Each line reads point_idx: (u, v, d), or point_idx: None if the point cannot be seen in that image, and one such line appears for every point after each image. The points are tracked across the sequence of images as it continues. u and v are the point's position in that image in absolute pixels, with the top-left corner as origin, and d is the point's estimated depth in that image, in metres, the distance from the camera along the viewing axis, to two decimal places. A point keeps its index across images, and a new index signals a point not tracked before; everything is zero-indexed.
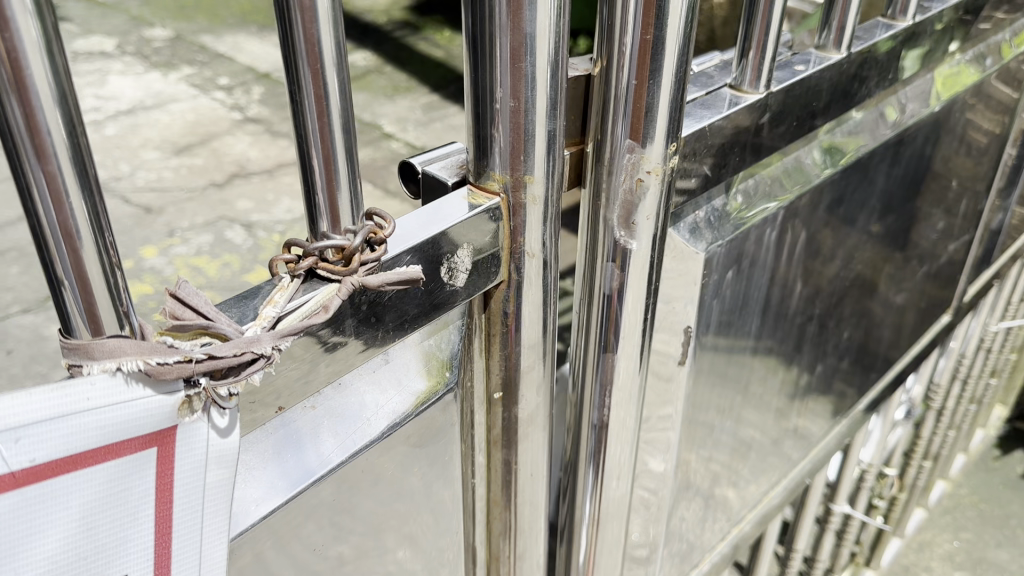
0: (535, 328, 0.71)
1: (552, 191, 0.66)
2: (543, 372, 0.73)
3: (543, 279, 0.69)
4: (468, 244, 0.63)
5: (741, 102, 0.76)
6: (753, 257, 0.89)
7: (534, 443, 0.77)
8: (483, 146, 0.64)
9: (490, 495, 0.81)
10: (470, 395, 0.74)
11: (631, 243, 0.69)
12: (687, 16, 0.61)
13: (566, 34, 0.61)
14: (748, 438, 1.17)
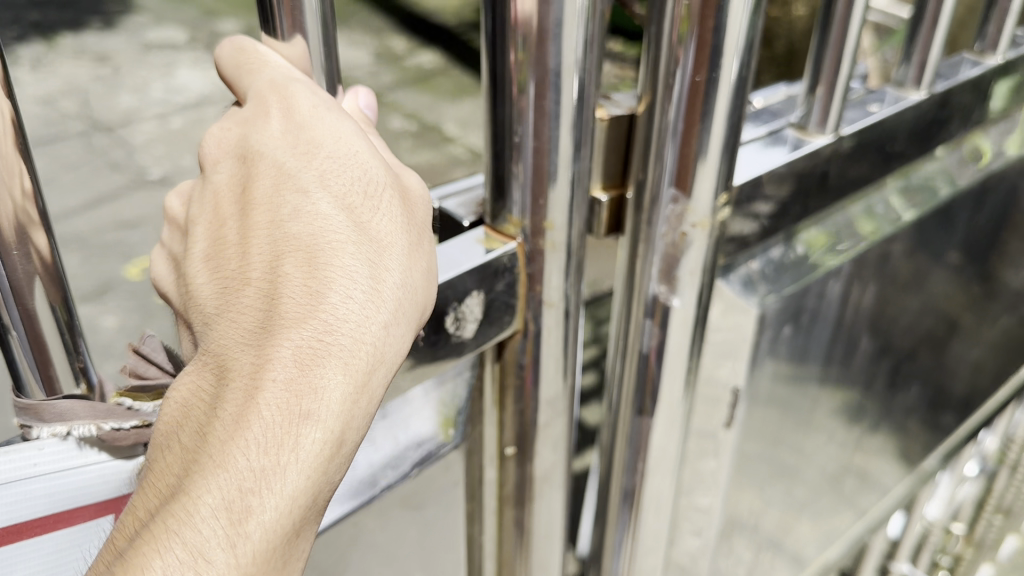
0: (554, 383, 0.64)
1: (574, 236, 0.59)
2: (562, 428, 0.67)
3: (564, 329, 0.62)
4: (478, 293, 0.56)
5: (807, 143, 0.69)
6: (814, 312, 0.80)
7: (552, 504, 0.70)
8: (500, 184, 0.57)
9: (499, 554, 0.75)
10: (479, 448, 0.69)
11: (673, 300, 0.62)
12: (744, 56, 0.54)
13: (595, 68, 0.54)
14: (804, 498, 1.08)
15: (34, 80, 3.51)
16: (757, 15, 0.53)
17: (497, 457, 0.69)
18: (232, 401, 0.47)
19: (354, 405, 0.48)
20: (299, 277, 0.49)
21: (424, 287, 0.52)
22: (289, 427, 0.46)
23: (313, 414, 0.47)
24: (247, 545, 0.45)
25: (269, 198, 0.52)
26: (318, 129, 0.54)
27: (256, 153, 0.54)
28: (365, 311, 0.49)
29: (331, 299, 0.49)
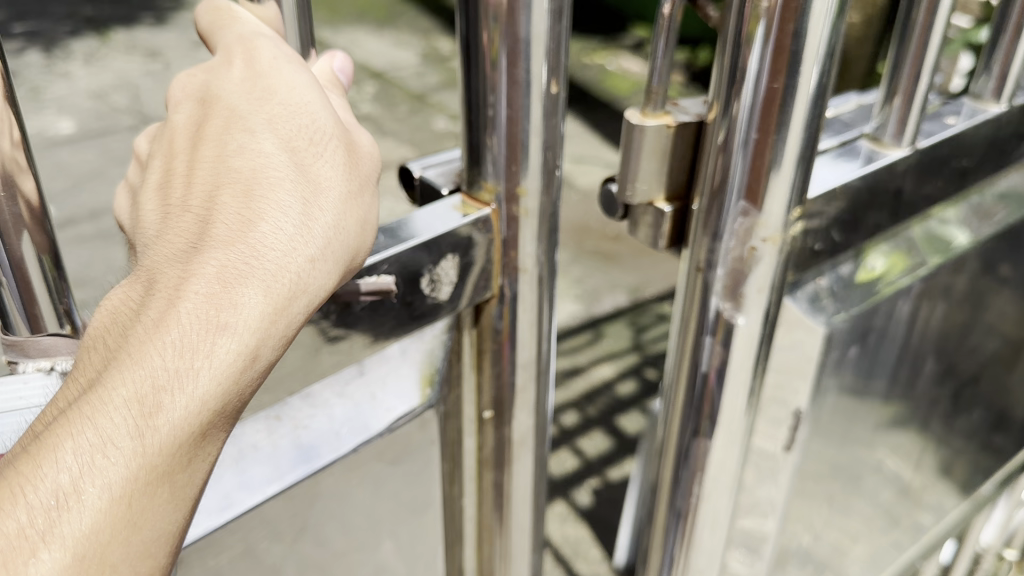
0: (530, 343, 0.63)
1: (549, 202, 0.59)
2: (537, 394, 0.66)
3: (539, 295, 0.62)
4: (454, 255, 0.56)
5: (881, 157, 0.65)
6: (881, 332, 0.76)
7: (528, 469, 0.69)
8: (475, 152, 0.57)
9: (480, 517, 0.72)
10: (458, 414, 0.67)
11: (738, 318, 0.59)
12: (823, 67, 0.51)
13: (566, 34, 0.54)
14: (858, 525, 1.04)
15: (87, 75, 3.57)
16: (841, 20, 0.50)
17: (475, 421, 0.67)
18: (151, 308, 0.42)
19: (274, 327, 0.44)
20: (234, 202, 0.46)
21: (356, 240, 0.48)
22: (207, 337, 0.42)
23: (231, 328, 0.43)
24: (152, 443, 0.40)
25: (219, 135, 0.48)
26: (278, 75, 0.50)
27: (214, 94, 0.50)
28: (298, 242, 0.45)
29: (265, 223, 0.45)
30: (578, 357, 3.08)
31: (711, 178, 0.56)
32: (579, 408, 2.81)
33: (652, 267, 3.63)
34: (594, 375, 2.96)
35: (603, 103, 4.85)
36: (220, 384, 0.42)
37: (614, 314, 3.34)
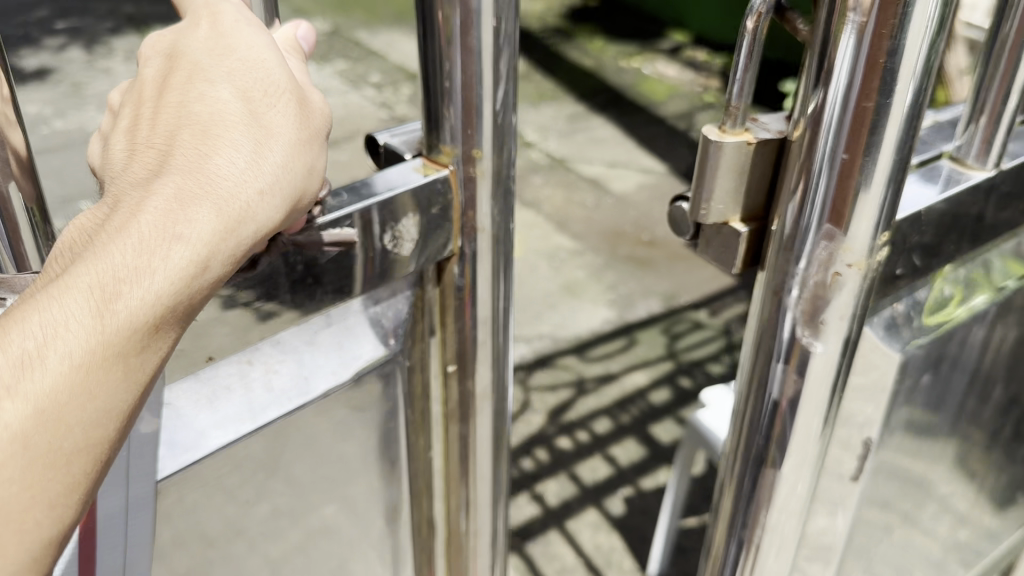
0: (485, 271, 0.87)
1: (497, 163, 0.82)
2: (490, 298, 0.89)
3: (492, 246, 0.86)
4: (411, 216, 0.80)
5: (969, 177, 0.81)
6: (952, 358, 0.90)
7: (485, 375, 0.92)
8: (438, 124, 0.81)
9: (445, 413, 0.96)
10: (426, 337, 0.91)
11: (815, 345, 0.76)
12: (913, 94, 0.67)
13: (511, 34, 0.78)
14: (901, 543, 1.04)
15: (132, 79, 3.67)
16: (936, 45, 0.66)
17: (441, 332, 0.91)
18: (121, 219, 0.60)
19: (222, 241, 0.62)
20: (192, 140, 0.63)
21: (294, 178, 0.66)
22: (163, 243, 0.60)
23: (183, 238, 0.60)
24: (141, 299, 0.59)
25: (183, 85, 0.65)
26: (237, 37, 0.67)
27: (182, 51, 0.67)
28: (246, 179, 0.63)
29: (220, 158, 0.63)
30: (611, 364, 3.06)
31: (794, 188, 0.72)
32: (612, 416, 2.83)
33: (686, 273, 3.61)
34: (627, 382, 2.96)
35: (640, 107, 4.83)
36: (192, 267, 0.61)
37: (648, 320, 3.32)
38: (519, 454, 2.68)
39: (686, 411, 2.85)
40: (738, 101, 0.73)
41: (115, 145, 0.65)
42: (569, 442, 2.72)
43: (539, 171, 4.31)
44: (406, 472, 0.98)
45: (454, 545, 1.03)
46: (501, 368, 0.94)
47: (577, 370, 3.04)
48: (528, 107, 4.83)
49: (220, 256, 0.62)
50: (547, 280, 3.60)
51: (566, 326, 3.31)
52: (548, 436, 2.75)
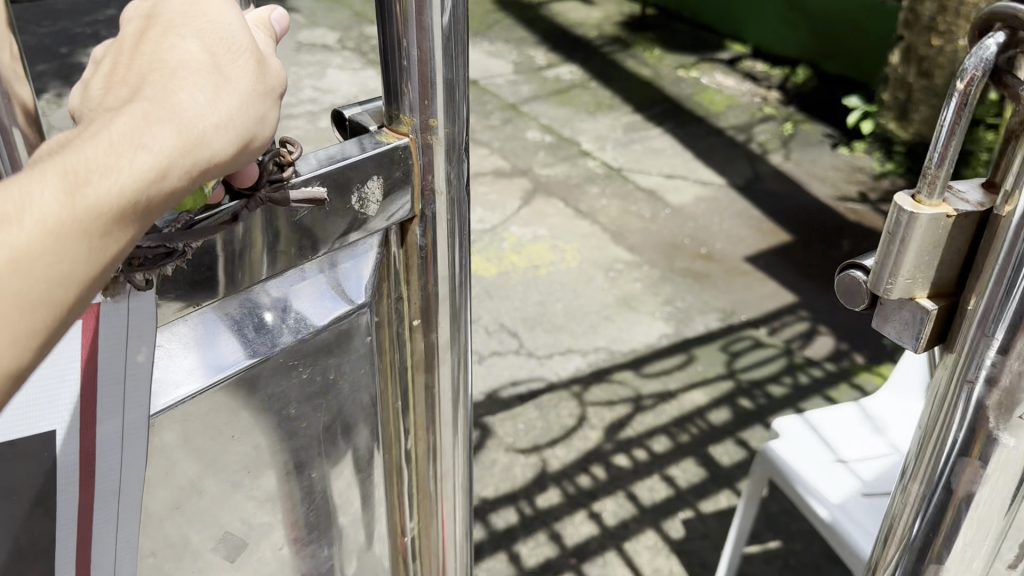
0: (445, 238, 0.87)
1: (453, 132, 0.83)
2: (450, 256, 0.89)
3: (451, 212, 0.87)
4: (377, 178, 0.80)
5: None
6: None
7: (447, 327, 0.92)
8: (395, 94, 0.80)
9: (412, 363, 0.93)
10: (390, 288, 0.89)
11: (1003, 436, 0.83)
12: None
13: (460, 9, 0.79)
14: None
15: None
16: None
17: (405, 284, 0.89)
18: (78, 131, 0.54)
19: (178, 160, 0.55)
20: (161, 76, 0.58)
21: (251, 125, 0.60)
22: (121, 150, 0.53)
23: (143, 149, 0.54)
24: (83, 202, 0.51)
25: (157, 35, 0.61)
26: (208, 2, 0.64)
27: (158, 9, 0.63)
28: (209, 110, 0.58)
29: (185, 90, 0.57)
30: (669, 381, 3.01)
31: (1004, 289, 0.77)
32: (670, 434, 2.81)
33: (745, 290, 3.56)
34: (686, 401, 2.93)
35: (698, 118, 4.78)
36: (143, 176, 0.53)
37: (706, 336, 3.28)
38: (577, 471, 2.68)
39: (746, 433, 2.82)
40: (938, 171, 0.77)
41: (81, 93, 0.60)
42: (627, 460, 2.70)
43: (595, 181, 4.27)
44: (375, 421, 0.95)
45: (423, 489, 1.02)
46: (463, 319, 0.94)
47: (634, 386, 3.00)
48: (585, 116, 4.81)
49: (178, 179, 0.56)
50: (602, 292, 3.56)
51: (622, 340, 3.28)
52: (605, 453, 2.74)
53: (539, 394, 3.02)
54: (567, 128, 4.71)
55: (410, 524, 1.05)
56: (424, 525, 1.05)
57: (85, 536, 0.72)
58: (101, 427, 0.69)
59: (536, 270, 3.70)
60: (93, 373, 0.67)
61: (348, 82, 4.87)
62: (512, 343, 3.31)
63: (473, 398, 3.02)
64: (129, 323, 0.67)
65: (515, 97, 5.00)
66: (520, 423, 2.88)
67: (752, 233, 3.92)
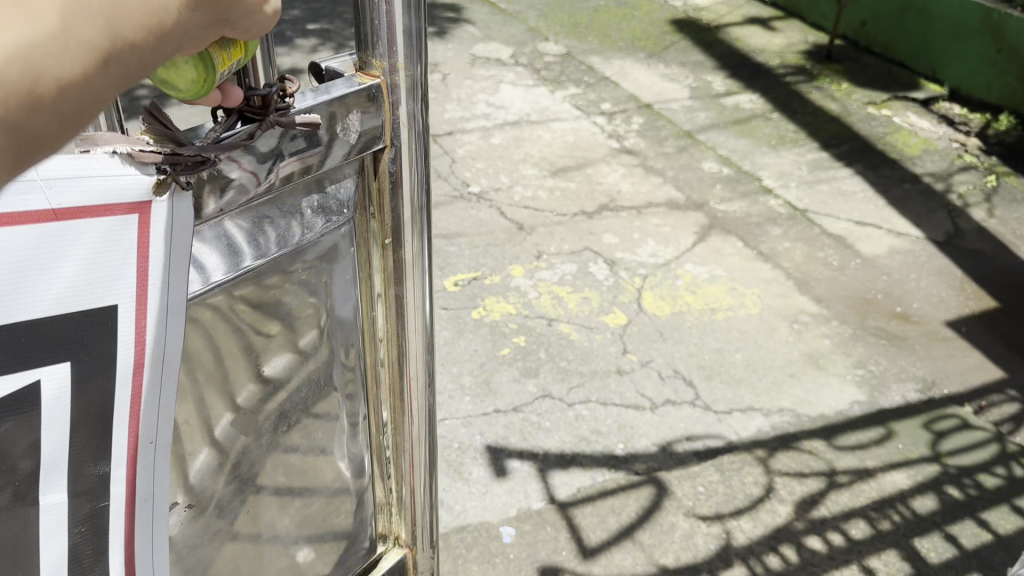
0: (410, 164, 1.10)
1: (416, 74, 1.04)
2: (413, 178, 1.11)
3: (415, 141, 1.09)
4: (357, 113, 1.01)
5: None
6: None
7: (414, 245, 1.16)
8: (369, 46, 1.02)
9: (383, 278, 1.19)
10: (369, 225, 1.14)
11: None
12: None
13: None
14: None
15: None
16: None
17: (374, 218, 1.14)
18: None
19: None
20: None
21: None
22: None
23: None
24: None
25: None
26: None
27: None
28: None
29: None
30: (865, 458, 2.81)
31: None
32: (868, 520, 2.60)
33: (947, 359, 3.27)
34: (886, 483, 2.73)
35: (890, 161, 4.46)
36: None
37: (905, 409, 3.01)
38: (765, 550, 2.50)
39: (956, 527, 2.59)
40: None
41: None
42: (821, 544, 2.51)
43: (777, 221, 4.01)
44: (355, 322, 1.20)
45: (395, 389, 1.29)
46: (425, 241, 1.18)
47: (827, 459, 2.80)
48: (766, 150, 4.56)
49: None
50: (786, 345, 3.29)
51: (811, 403, 3.02)
52: (796, 532, 2.55)
53: (720, 454, 2.81)
54: (746, 161, 4.46)
55: (386, 422, 1.33)
56: (397, 416, 1.32)
57: (136, 395, 0.89)
58: (152, 303, 0.86)
59: (714, 313, 3.44)
60: (147, 259, 0.84)
61: (521, 99, 4.95)
62: (687, 393, 3.06)
63: (646, 449, 2.83)
64: (172, 220, 0.85)
65: (691, 124, 4.78)
66: (699, 485, 2.69)
67: (953, 295, 3.61)
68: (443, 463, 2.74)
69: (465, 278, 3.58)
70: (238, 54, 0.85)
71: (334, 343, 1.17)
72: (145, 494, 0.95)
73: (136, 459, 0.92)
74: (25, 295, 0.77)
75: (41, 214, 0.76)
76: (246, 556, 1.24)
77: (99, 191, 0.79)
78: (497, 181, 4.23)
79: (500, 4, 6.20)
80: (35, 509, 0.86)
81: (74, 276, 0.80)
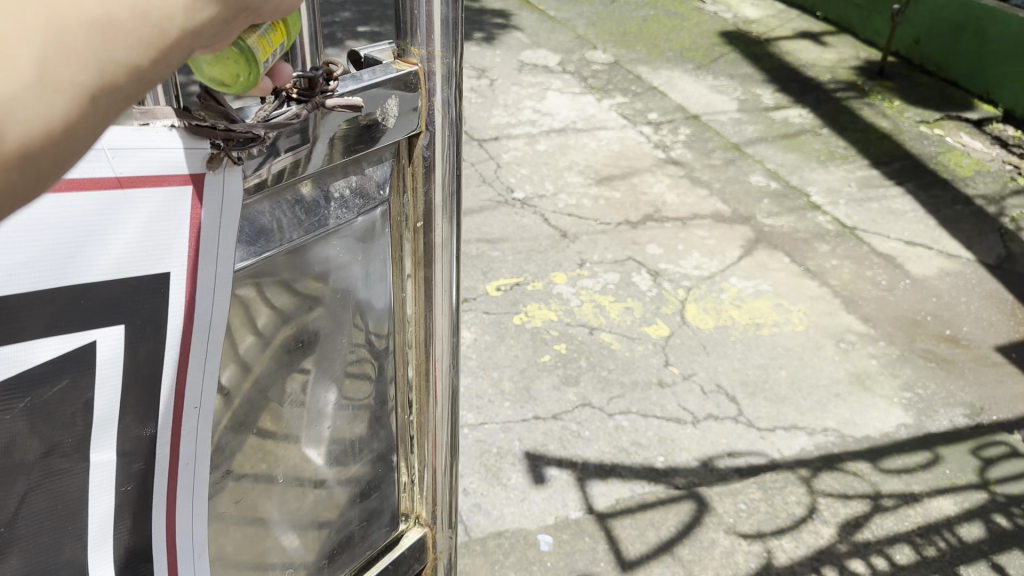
0: (445, 149, 1.01)
1: (452, 58, 0.96)
2: (447, 162, 1.02)
3: (449, 127, 1.00)
4: (396, 97, 0.92)
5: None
6: None
7: (444, 225, 1.06)
8: (405, 31, 0.94)
9: (409, 258, 1.08)
10: (400, 207, 1.04)
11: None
12: None
13: None
14: None
15: None
16: None
17: (404, 197, 1.03)
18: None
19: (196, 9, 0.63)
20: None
21: None
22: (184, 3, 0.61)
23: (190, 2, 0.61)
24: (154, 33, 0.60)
25: None
26: None
27: None
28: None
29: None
30: (912, 482, 2.76)
31: None
32: (914, 545, 2.56)
33: (996, 384, 3.20)
34: (932, 508, 2.68)
35: (942, 181, 4.40)
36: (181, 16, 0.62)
37: (953, 433, 2.97)
38: (807, 571, 2.47)
39: (1004, 557, 2.54)
40: None
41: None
42: (864, 568, 2.48)
43: (825, 238, 3.96)
44: (385, 311, 1.08)
45: (420, 372, 1.16)
46: (454, 220, 1.08)
47: (872, 481, 2.76)
48: (815, 165, 4.52)
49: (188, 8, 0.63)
50: (832, 364, 3.24)
51: (856, 424, 2.97)
52: (840, 554, 2.52)
53: (763, 472, 2.78)
54: (794, 176, 4.42)
55: (411, 402, 1.19)
56: (421, 399, 1.18)
57: (183, 361, 0.83)
58: (202, 270, 0.81)
59: (759, 329, 3.41)
60: (199, 231, 0.79)
61: (568, 106, 4.94)
62: (730, 409, 3.03)
63: (687, 463, 2.80)
64: (225, 193, 0.80)
65: (739, 137, 4.75)
66: (741, 503, 2.66)
67: (1004, 319, 3.54)
68: (482, 468, 2.74)
69: (508, 283, 3.58)
70: (278, 40, 0.83)
71: (359, 335, 1.06)
72: (189, 461, 0.89)
73: (181, 424, 0.86)
74: (83, 259, 0.73)
75: (100, 180, 0.72)
76: (247, 537, 1.07)
77: (158, 163, 0.74)
78: (542, 187, 4.22)
79: (548, 10, 6.21)
80: (83, 468, 0.81)
81: (129, 244, 0.75)
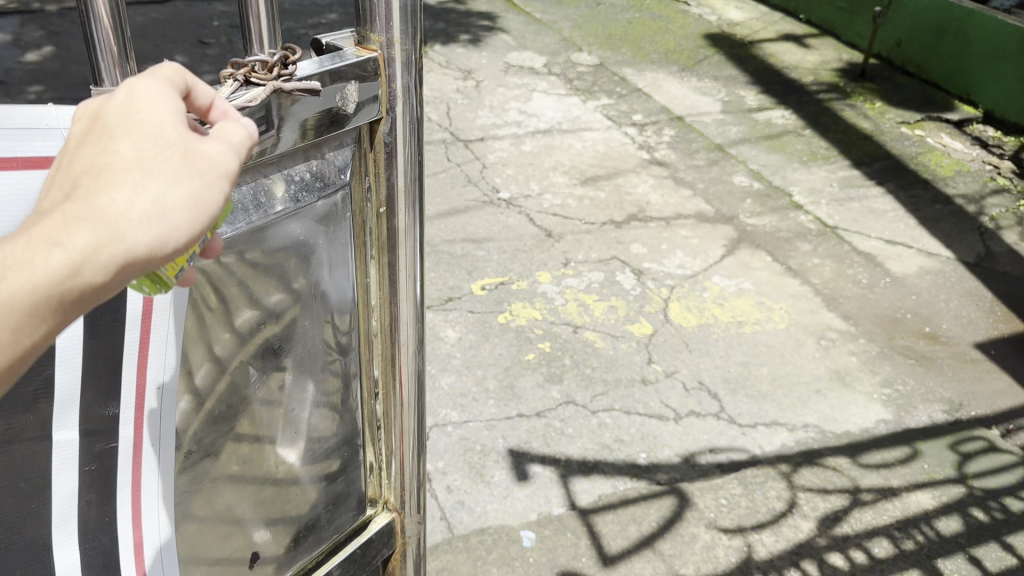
0: (407, 136, 1.02)
1: (410, 45, 0.97)
2: (408, 148, 1.03)
3: (410, 113, 1.01)
4: (355, 84, 0.93)
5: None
6: None
7: (407, 211, 1.08)
8: (364, 18, 0.95)
9: (372, 243, 1.09)
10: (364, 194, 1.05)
11: None
12: None
13: None
14: None
15: None
16: None
17: (366, 184, 1.04)
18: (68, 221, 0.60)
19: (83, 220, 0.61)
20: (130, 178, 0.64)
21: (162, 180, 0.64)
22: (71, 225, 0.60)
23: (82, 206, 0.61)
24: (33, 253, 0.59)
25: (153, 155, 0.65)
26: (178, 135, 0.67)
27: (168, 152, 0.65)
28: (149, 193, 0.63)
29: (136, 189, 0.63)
30: (890, 476, 2.80)
31: None
32: (891, 538, 2.59)
33: (974, 381, 3.24)
34: (910, 502, 2.71)
35: (922, 181, 4.44)
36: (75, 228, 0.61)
37: (931, 428, 3.00)
38: (786, 564, 2.50)
39: (980, 550, 2.58)
40: None
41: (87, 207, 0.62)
42: (843, 561, 2.51)
43: (807, 237, 4.00)
44: (349, 297, 1.09)
45: (386, 355, 1.16)
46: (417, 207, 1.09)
47: (851, 476, 2.79)
48: (797, 166, 4.56)
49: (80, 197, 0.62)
50: (813, 361, 3.28)
51: (835, 420, 3.01)
52: (818, 548, 2.55)
53: (743, 467, 2.80)
54: (777, 176, 4.46)
55: (378, 389, 1.19)
56: (387, 386, 1.19)
57: (144, 340, 0.84)
58: None
59: (740, 327, 3.43)
60: None
61: (553, 108, 4.97)
62: (711, 406, 3.06)
63: (668, 459, 2.82)
64: None
65: (723, 138, 4.78)
66: (721, 498, 2.69)
67: (982, 316, 3.58)
68: (466, 465, 2.76)
69: (492, 283, 3.60)
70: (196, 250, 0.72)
71: (322, 320, 1.07)
72: (153, 441, 0.90)
73: (144, 405, 0.87)
74: None
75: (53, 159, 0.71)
76: (217, 533, 1.09)
77: None
78: (527, 187, 4.25)
79: (535, 13, 6.25)
80: (45, 446, 0.81)
81: None
